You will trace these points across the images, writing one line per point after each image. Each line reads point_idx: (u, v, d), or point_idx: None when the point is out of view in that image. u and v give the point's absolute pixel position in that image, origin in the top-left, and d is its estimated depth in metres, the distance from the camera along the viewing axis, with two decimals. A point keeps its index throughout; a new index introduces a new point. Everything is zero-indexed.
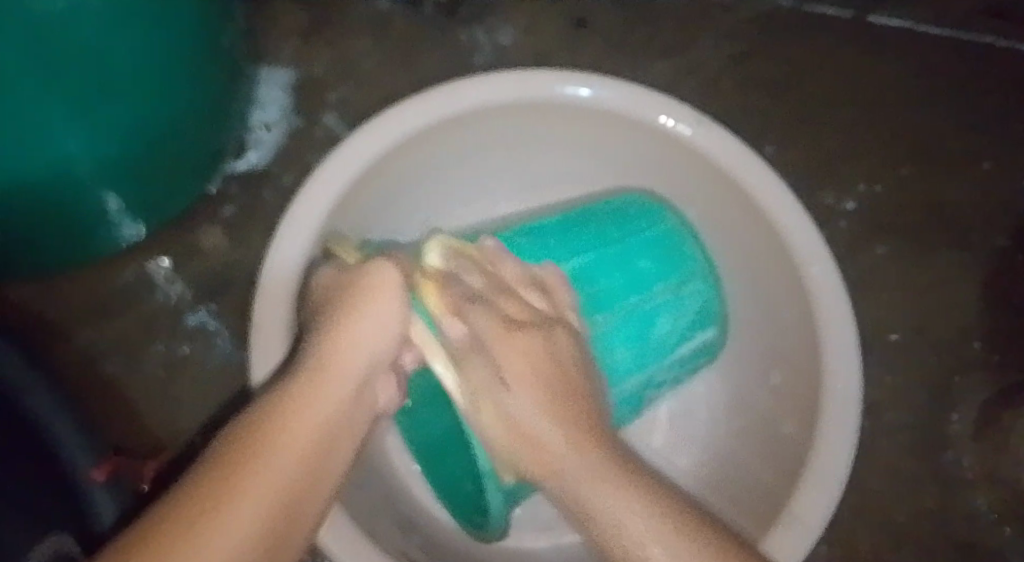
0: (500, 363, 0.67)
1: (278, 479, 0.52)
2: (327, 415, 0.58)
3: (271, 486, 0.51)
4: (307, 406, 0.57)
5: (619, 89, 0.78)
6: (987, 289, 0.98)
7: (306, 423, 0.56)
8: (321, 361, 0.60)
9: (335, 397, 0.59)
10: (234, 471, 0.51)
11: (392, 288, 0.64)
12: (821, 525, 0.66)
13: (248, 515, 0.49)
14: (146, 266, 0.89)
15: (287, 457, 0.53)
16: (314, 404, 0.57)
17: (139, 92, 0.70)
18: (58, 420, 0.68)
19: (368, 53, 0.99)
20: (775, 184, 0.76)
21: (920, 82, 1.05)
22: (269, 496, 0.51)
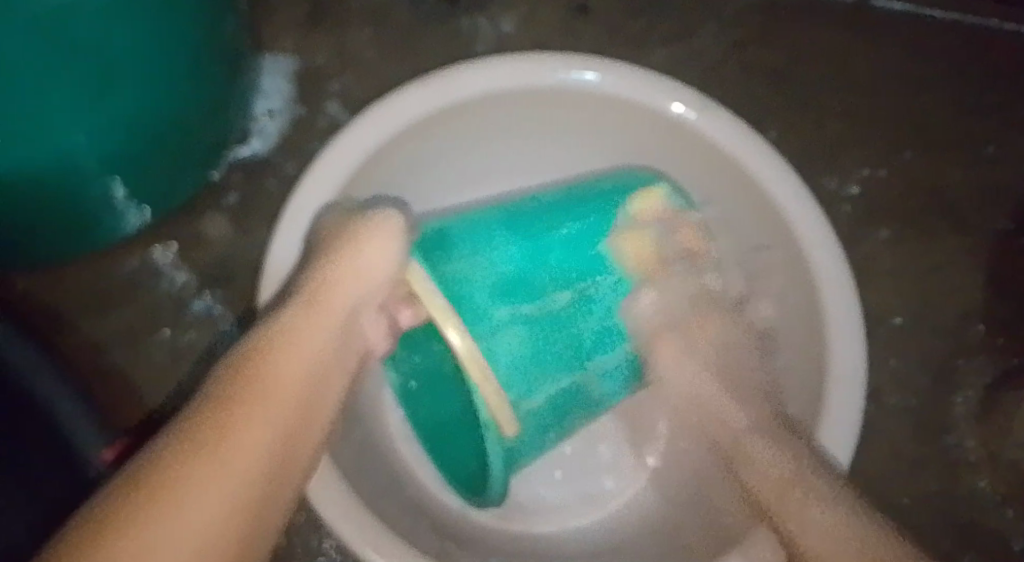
0: (497, 317, 0.70)
1: (266, 420, 0.56)
2: (309, 361, 0.61)
3: (263, 426, 0.56)
4: (293, 351, 0.60)
5: (622, 75, 0.78)
6: (990, 274, 0.98)
7: (300, 360, 0.60)
8: (308, 309, 0.63)
9: (316, 344, 0.62)
10: (223, 419, 0.54)
11: (388, 234, 0.68)
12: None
13: (242, 453, 0.53)
14: (152, 252, 0.89)
15: (273, 400, 0.57)
16: (298, 350, 0.60)
17: (143, 80, 0.71)
18: (64, 396, 0.69)
19: (369, 41, 0.99)
20: (778, 168, 0.76)
21: (922, 65, 1.05)
22: (263, 432, 0.55)
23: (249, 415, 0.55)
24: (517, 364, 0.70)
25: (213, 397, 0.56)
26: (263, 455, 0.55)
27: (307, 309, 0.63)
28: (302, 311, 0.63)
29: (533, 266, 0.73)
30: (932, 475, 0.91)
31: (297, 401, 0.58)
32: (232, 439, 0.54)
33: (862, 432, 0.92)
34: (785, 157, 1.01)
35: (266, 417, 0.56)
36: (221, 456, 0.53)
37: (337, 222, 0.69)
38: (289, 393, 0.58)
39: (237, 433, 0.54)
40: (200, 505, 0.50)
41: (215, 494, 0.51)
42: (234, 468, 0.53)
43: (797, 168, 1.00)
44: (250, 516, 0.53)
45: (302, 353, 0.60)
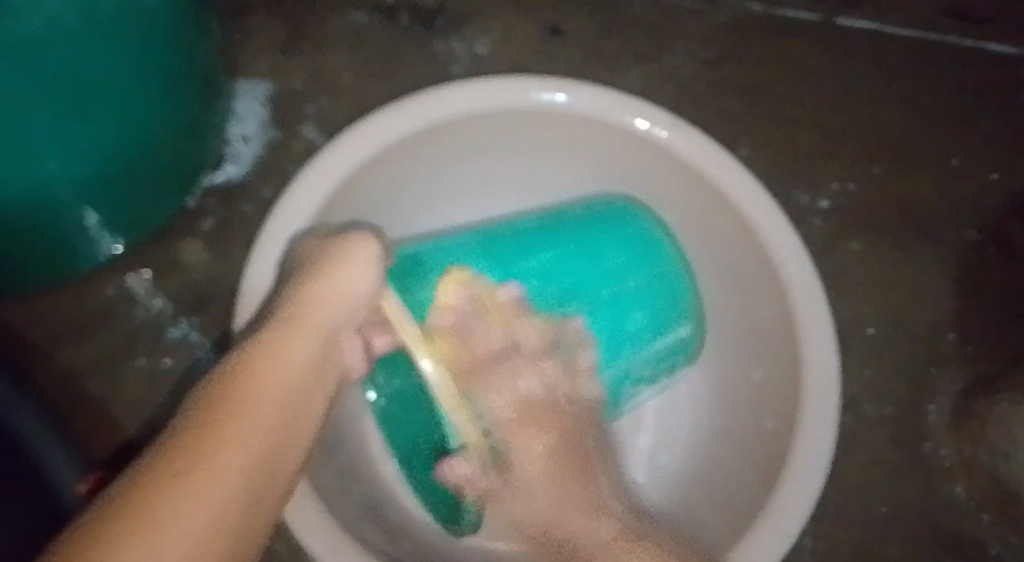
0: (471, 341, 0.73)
1: (254, 433, 0.55)
2: (293, 377, 0.60)
3: (250, 438, 0.55)
4: (275, 365, 0.60)
5: (596, 95, 0.79)
6: (960, 283, 1.00)
7: (278, 379, 0.59)
8: (289, 327, 0.63)
9: (297, 360, 0.61)
10: (210, 432, 0.53)
11: (364, 256, 0.68)
12: (806, 514, 0.68)
13: (231, 463, 0.52)
14: (127, 279, 0.89)
15: (258, 415, 0.56)
16: (280, 366, 0.60)
17: (116, 108, 0.71)
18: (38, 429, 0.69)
19: (343, 65, 0.99)
20: (749, 184, 0.77)
21: (888, 80, 1.07)
22: (251, 444, 0.54)
23: (236, 427, 0.54)
24: (489, 387, 0.72)
25: (199, 412, 0.55)
26: (252, 465, 0.54)
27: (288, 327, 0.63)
28: (281, 331, 0.62)
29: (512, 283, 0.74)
30: (908, 483, 0.92)
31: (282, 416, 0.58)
32: (222, 450, 0.53)
33: (839, 442, 0.93)
34: (757, 171, 1.02)
35: (252, 429, 0.55)
36: (213, 466, 0.51)
37: (312, 245, 0.69)
38: (273, 407, 0.57)
39: (227, 444, 0.53)
40: (195, 512, 0.49)
41: (210, 502, 0.50)
42: (225, 476, 0.51)
43: (769, 183, 1.01)
44: (243, 525, 0.51)
45: (284, 370, 0.60)
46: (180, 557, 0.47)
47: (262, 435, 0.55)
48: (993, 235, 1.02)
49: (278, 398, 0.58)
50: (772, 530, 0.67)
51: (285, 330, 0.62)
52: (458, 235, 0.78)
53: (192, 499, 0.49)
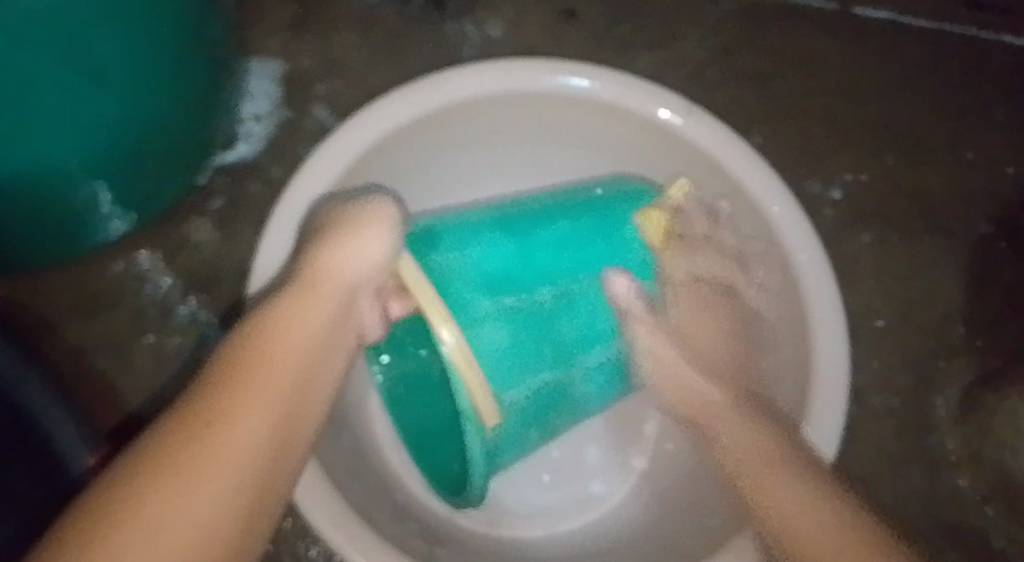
0: (482, 311, 0.71)
1: (260, 414, 0.55)
2: (304, 353, 0.60)
3: (257, 419, 0.55)
4: (284, 342, 0.60)
5: (614, 81, 0.79)
6: (971, 276, 0.99)
7: (297, 346, 0.60)
8: (299, 303, 0.62)
9: (308, 336, 0.61)
10: (222, 406, 0.54)
11: (386, 221, 0.68)
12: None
13: (235, 448, 0.53)
14: (136, 257, 0.89)
15: (267, 394, 0.56)
16: (290, 343, 0.60)
17: (128, 84, 0.71)
18: (46, 402, 0.68)
19: (356, 46, 0.99)
20: (765, 175, 0.77)
21: (902, 71, 1.06)
22: (257, 426, 0.55)
23: (251, 395, 0.56)
24: (501, 354, 0.70)
25: (216, 379, 0.56)
26: (259, 448, 0.54)
27: (298, 301, 0.63)
28: (292, 305, 0.62)
29: (522, 262, 0.74)
30: (914, 476, 0.92)
31: (293, 394, 0.58)
32: (232, 426, 0.53)
33: (845, 433, 0.93)
34: (769, 160, 1.02)
35: (259, 410, 0.55)
36: (216, 449, 0.52)
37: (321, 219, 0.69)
38: (286, 379, 0.58)
39: (232, 427, 0.53)
40: (194, 500, 0.49)
41: (211, 489, 0.50)
42: (228, 461, 0.52)
43: (781, 172, 1.01)
44: (261, 489, 0.53)
45: (295, 346, 0.60)
46: (194, 529, 0.49)
47: (270, 416, 0.56)
48: (1006, 229, 1.01)
49: (288, 377, 0.58)
50: None
51: (296, 305, 0.62)
52: (471, 215, 0.78)
53: (208, 470, 0.51)
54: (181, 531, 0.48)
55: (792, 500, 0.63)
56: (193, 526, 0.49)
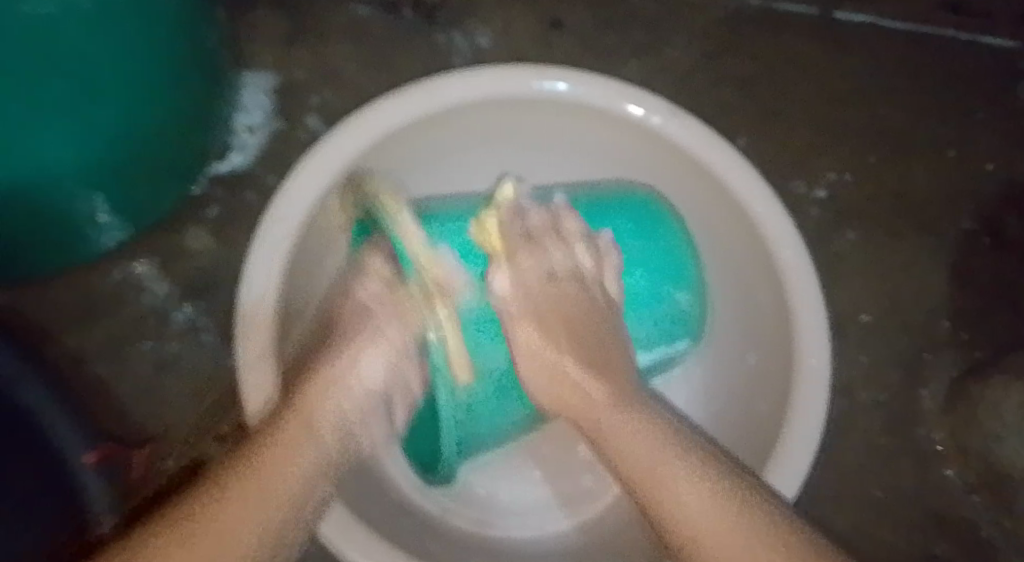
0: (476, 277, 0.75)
1: (257, 510, 0.59)
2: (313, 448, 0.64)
3: (254, 516, 0.59)
4: (293, 436, 0.64)
5: (589, 80, 0.80)
6: (954, 272, 1.01)
7: (288, 457, 0.63)
8: (316, 391, 0.67)
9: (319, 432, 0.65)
10: (205, 511, 0.58)
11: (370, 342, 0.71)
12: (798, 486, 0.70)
13: (224, 544, 0.57)
14: (133, 265, 0.91)
15: (270, 492, 0.60)
16: (299, 438, 0.64)
17: (123, 95, 0.73)
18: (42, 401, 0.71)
19: (347, 57, 1.01)
20: (742, 168, 0.78)
21: (883, 71, 1.08)
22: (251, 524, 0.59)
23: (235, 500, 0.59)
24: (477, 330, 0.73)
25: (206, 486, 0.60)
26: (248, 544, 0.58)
27: (319, 380, 0.68)
28: (311, 392, 0.67)
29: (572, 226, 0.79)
30: (902, 467, 0.94)
31: (295, 492, 0.62)
32: (207, 529, 0.57)
33: (832, 425, 0.95)
34: (754, 161, 1.04)
35: (257, 507, 0.59)
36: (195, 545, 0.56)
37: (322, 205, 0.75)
38: (272, 489, 0.61)
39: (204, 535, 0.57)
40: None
41: None
42: (213, 555, 0.56)
43: (766, 173, 1.03)
44: None
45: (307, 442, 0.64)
46: None
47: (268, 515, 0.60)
48: (988, 224, 1.03)
49: (295, 474, 0.62)
50: None
51: (315, 393, 0.67)
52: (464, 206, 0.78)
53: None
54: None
55: (649, 441, 0.64)
56: None
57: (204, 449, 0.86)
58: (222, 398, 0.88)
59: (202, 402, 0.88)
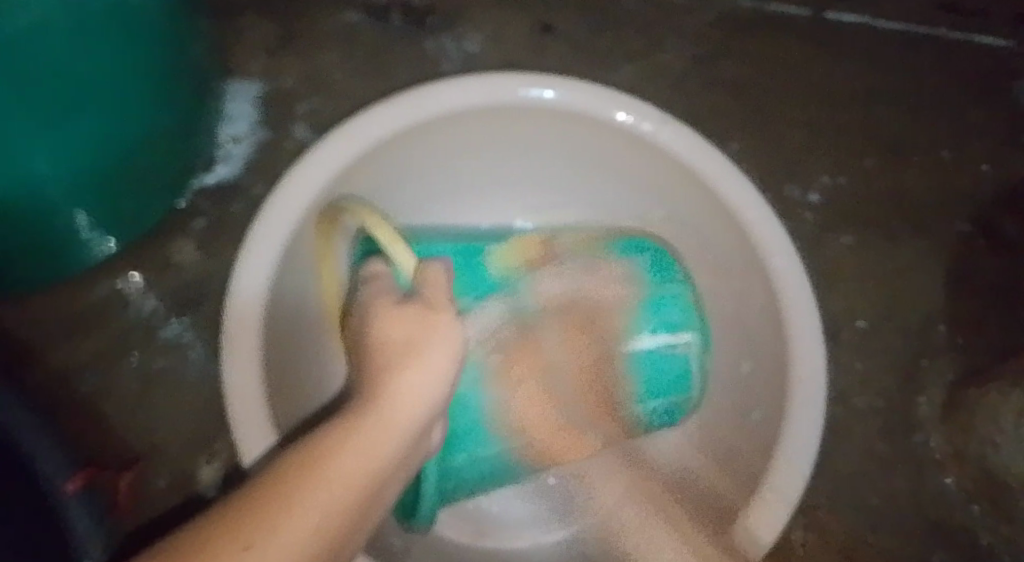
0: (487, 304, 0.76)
1: (360, 464, 0.55)
2: (415, 403, 0.60)
3: (356, 468, 0.55)
4: (404, 391, 0.60)
5: (575, 87, 0.79)
6: (950, 275, 1.00)
7: (367, 446, 0.56)
8: (401, 332, 0.63)
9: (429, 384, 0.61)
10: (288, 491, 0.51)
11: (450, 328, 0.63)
12: (796, 494, 0.68)
13: (329, 493, 0.52)
14: (119, 279, 0.89)
15: (372, 446, 0.56)
16: (407, 395, 0.60)
17: (103, 107, 0.71)
18: (20, 422, 0.66)
19: (336, 64, 1.00)
20: (733, 176, 0.77)
21: (876, 74, 1.07)
22: (355, 477, 0.54)
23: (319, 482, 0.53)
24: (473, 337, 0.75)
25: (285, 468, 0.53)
26: (354, 493, 0.54)
27: (432, 315, 0.64)
28: (378, 351, 0.63)
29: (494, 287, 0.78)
30: (899, 475, 0.93)
31: (395, 448, 0.57)
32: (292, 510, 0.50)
33: (828, 435, 0.94)
34: (748, 168, 1.02)
35: (360, 463, 0.55)
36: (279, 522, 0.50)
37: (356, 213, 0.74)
38: (355, 473, 0.54)
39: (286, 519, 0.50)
40: (294, 527, 0.50)
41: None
42: (336, 492, 0.52)
43: (759, 178, 1.02)
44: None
45: (412, 397, 0.60)
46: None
47: (367, 467, 0.55)
48: (984, 226, 1.02)
49: (398, 428, 0.58)
50: (764, 514, 0.68)
51: (387, 344, 0.62)
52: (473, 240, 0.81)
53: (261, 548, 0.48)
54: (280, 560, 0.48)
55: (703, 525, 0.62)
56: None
57: (192, 465, 0.85)
58: (209, 414, 0.87)
59: (191, 417, 0.86)
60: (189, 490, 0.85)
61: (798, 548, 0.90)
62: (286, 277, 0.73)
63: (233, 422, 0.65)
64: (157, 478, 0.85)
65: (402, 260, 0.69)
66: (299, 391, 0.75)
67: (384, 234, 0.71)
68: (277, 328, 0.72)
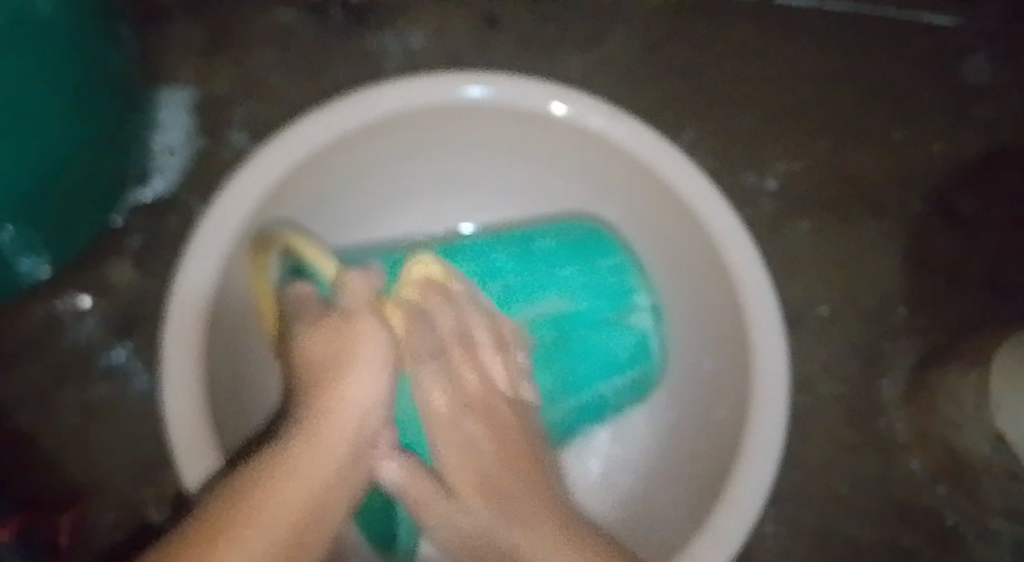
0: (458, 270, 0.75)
1: (293, 490, 0.57)
2: (346, 413, 0.62)
3: (291, 493, 0.56)
4: (341, 399, 0.63)
5: (521, 84, 0.77)
6: (908, 256, 1.00)
7: (314, 459, 0.59)
8: (327, 350, 0.65)
9: (362, 405, 0.63)
10: (238, 507, 0.54)
11: (370, 348, 0.65)
12: (767, 485, 0.67)
13: (264, 519, 0.54)
14: (57, 304, 0.86)
15: (308, 468, 0.58)
16: (335, 412, 0.62)
17: (23, 122, 0.68)
18: None
19: (273, 68, 0.97)
20: (686, 170, 0.75)
21: (827, 55, 1.06)
22: (304, 485, 0.57)
23: (273, 497, 0.55)
24: None
25: (238, 483, 0.56)
26: (294, 517, 0.55)
27: (353, 326, 0.65)
28: (310, 374, 0.65)
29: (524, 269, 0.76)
30: (865, 461, 0.92)
31: (331, 466, 0.60)
32: (249, 524, 0.53)
33: (792, 426, 0.93)
34: (702, 156, 1.01)
35: (306, 472, 0.58)
36: (239, 536, 0.52)
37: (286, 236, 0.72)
38: (303, 490, 0.57)
39: (243, 533, 0.53)
40: (253, 537, 0.53)
41: None
42: (287, 505, 0.55)
43: (714, 167, 1.00)
44: None
45: (343, 417, 0.62)
46: None
47: (315, 475, 0.58)
48: (938, 205, 1.02)
49: (328, 450, 0.60)
50: (737, 505, 0.66)
51: (318, 363, 0.65)
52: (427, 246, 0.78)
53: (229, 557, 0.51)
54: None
55: None
56: None
57: (144, 495, 0.82)
58: (153, 440, 0.83)
59: (140, 444, 0.83)
60: (137, 523, 0.81)
61: (769, 541, 0.89)
62: (230, 288, 0.70)
63: (171, 441, 0.62)
64: (105, 514, 0.81)
65: (324, 267, 0.72)
66: (243, 415, 0.72)
67: (310, 252, 0.72)
68: (221, 341, 0.69)
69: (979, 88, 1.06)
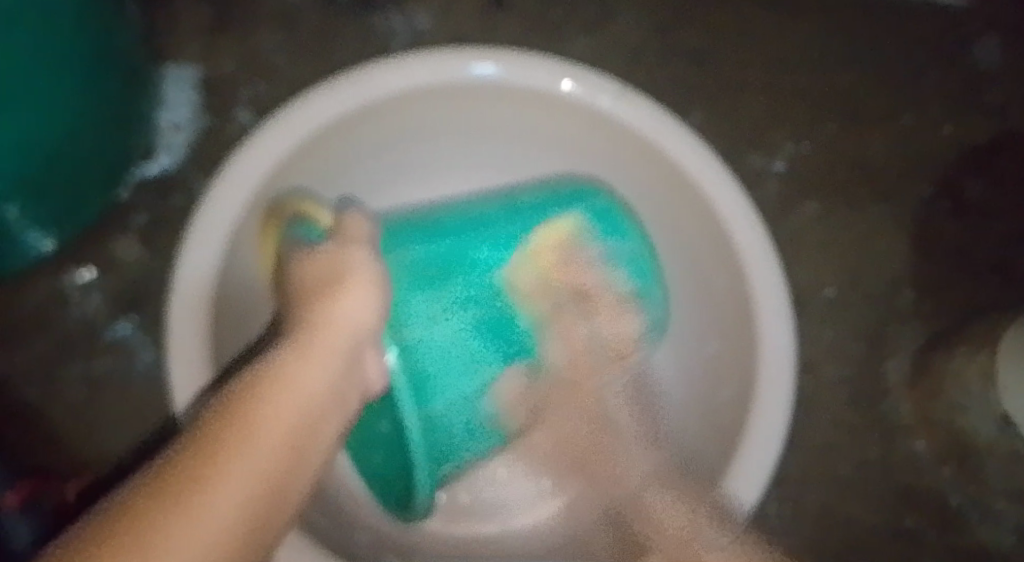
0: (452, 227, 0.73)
1: (289, 407, 0.53)
2: (342, 329, 0.61)
3: (285, 410, 0.52)
4: (335, 321, 0.61)
5: (526, 62, 0.77)
6: (915, 240, 0.99)
7: (308, 377, 0.56)
8: (324, 273, 0.64)
9: (355, 323, 0.62)
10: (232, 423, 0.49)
11: (365, 273, 0.64)
12: (775, 455, 0.67)
13: (263, 430, 0.49)
14: (63, 279, 0.86)
15: (300, 386, 0.55)
16: (330, 332, 0.60)
17: (31, 96, 0.68)
18: None
19: (279, 48, 0.97)
20: (692, 149, 0.75)
21: (835, 37, 1.06)
22: (299, 403, 0.54)
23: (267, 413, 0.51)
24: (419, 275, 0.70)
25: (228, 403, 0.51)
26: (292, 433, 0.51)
27: (346, 252, 0.65)
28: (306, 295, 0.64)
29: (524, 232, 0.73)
30: (870, 442, 0.92)
31: (324, 386, 0.57)
32: (247, 439, 0.48)
33: (796, 406, 0.93)
34: (709, 137, 1.01)
35: (298, 388, 0.55)
36: (239, 446, 0.47)
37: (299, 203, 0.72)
38: (297, 411, 0.53)
39: (246, 446, 0.48)
40: (252, 452, 0.48)
41: (238, 486, 0.45)
42: (284, 423, 0.51)
43: (722, 148, 1.00)
44: (278, 502, 0.48)
45: (338, 334, 0.60)
46: (228, 523, 0.44)
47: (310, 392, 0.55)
48: (947, 189, 1.01)
49: (319, 372, 0.57)
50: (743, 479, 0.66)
51: (313, 286, 0.64)
52: (433, 210, 0.77)
53: (230, 469, 0.46)
54: (192, 539, 0.42)
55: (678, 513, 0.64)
56: (223, 513, 0.44)
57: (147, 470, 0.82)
58: (156, 415, 0.84)
59: (142, 420, 0.84)
60: None
61: (772, 521, 0.89)
62: (233, 267, 0.70)
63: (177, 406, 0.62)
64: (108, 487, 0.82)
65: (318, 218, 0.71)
66: None
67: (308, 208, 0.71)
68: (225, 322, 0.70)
69: (988, 72, 1.06)
